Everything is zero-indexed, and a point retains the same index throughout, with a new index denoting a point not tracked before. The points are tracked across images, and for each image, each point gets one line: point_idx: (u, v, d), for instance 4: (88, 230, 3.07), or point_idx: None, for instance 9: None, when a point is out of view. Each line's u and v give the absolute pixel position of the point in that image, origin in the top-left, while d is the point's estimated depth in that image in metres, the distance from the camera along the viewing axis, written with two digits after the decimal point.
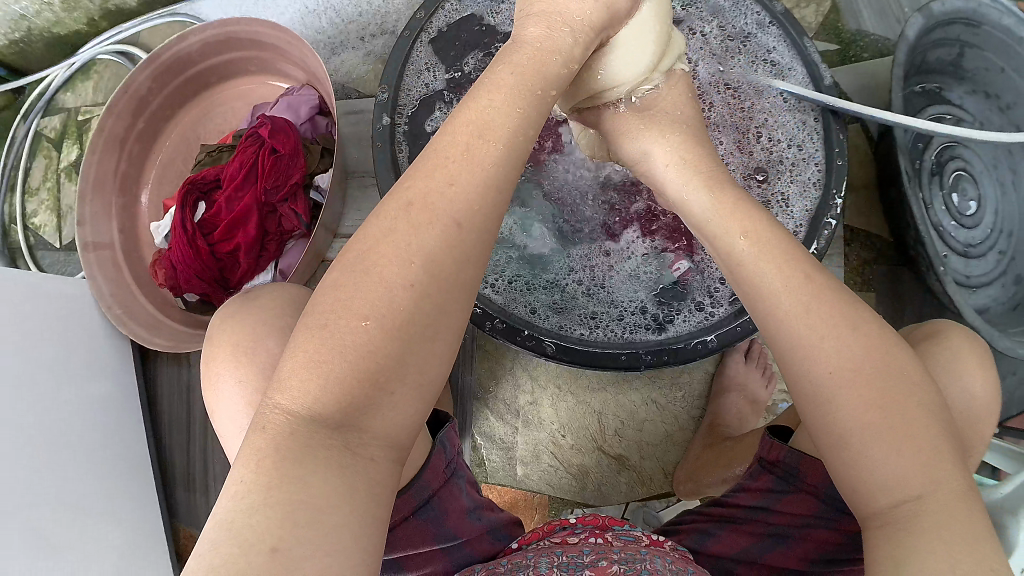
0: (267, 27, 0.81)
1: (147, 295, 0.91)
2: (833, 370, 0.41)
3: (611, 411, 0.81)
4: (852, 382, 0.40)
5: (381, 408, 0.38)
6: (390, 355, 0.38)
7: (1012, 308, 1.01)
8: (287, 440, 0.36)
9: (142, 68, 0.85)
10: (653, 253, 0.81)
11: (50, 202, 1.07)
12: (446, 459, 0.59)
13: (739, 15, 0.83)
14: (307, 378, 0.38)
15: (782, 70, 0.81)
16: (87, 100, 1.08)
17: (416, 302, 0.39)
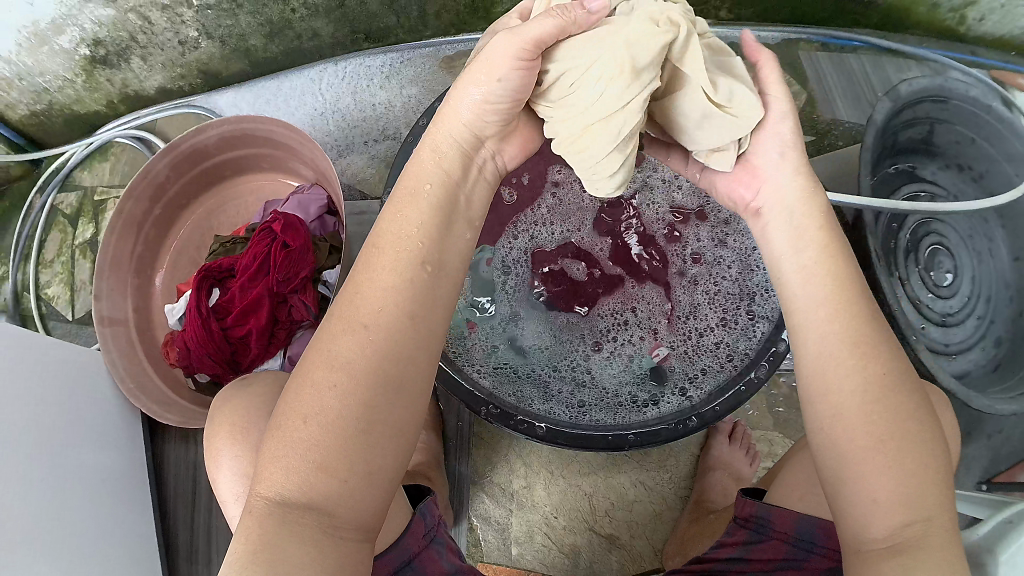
0: (276, 124, 0.88)
1: (158, 371, 0.96)
2: (867, 381, 0.47)
3: (602, 493, 0.85)
4: (873, 400, 0.47)
5: (351, 495, 0.43)
6: (336, 445, 0.43)
7: (994, 369, 1.01)
8: (265, 522, 0.41)
9: (161, 157, 0.91)
10: (634, 340, 0.81)
11: (64, 275, 1.12)
12: (424, 526, 0.64)
13: None
14: (276, 468, 0.43)
15: None
16: (103, 180, 1.14)
17: (344, 398, 0.44)
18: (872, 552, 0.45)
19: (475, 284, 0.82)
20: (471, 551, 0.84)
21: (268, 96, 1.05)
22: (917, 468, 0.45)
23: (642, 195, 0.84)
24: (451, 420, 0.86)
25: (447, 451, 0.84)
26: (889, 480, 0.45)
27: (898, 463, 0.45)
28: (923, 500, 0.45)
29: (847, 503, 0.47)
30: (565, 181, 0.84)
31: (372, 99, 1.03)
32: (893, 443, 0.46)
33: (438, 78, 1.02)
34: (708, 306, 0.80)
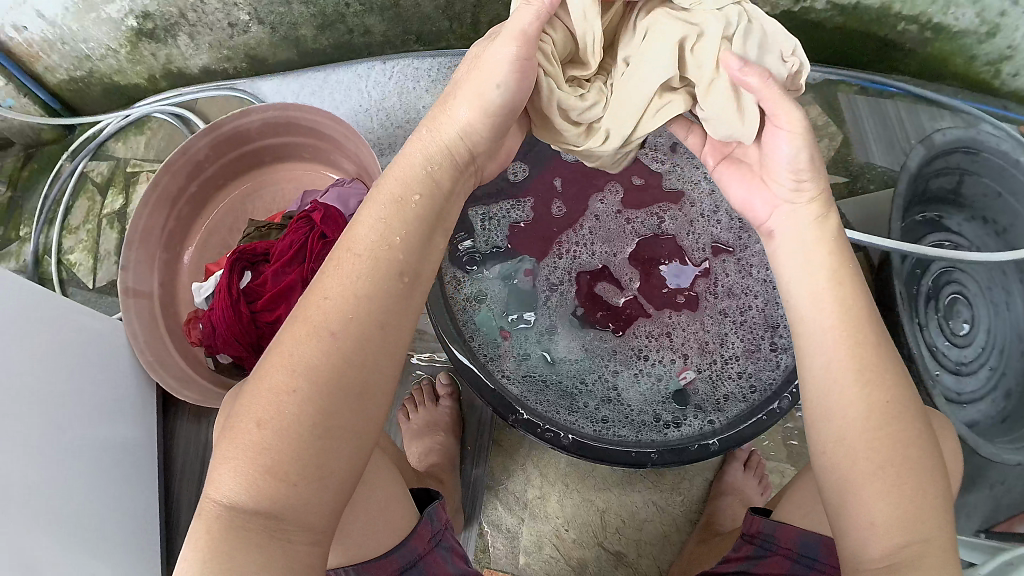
0: (328, 119, 0.89)
1: (178, 347, 0.96)
2: (868, 410, 0.47)
3: (614, 511, 0.85)
4: (874, 428, 0.47)
5: (307, 500, 0.41)
6: (285, 452, 0.41)
7: (1002, 420, 1.03)
8: (218, 527, 0.40)
9: (204, 135, 0.92)
10: (663, 361, 0.81)
11: (88, 243, 1.11)
12: (430, 530, 0.64)
13: None
14: (227, 469, 0.41)
15: None
16: (138, 154, 1.14)
17: (299, 406, 0.41)
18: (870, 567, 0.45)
19: (512, 293, 0.83)
20: (478, 556, 0.84)
21: (314, 88, 1.06)
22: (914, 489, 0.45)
23: (680, 225, 0.85)
24: (471, 426, 0.87)
25: (463, 454, 0.85)
26: (894, 500, 0.45)
27: (902, 482, 0.45)
28: (925, 520, 0.45)
29: (847, 525, 0.47)
30: (610, 205, 0.85)
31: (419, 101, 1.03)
32: (897, 468, 0.46)
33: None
34: (735, 335, 0.81)
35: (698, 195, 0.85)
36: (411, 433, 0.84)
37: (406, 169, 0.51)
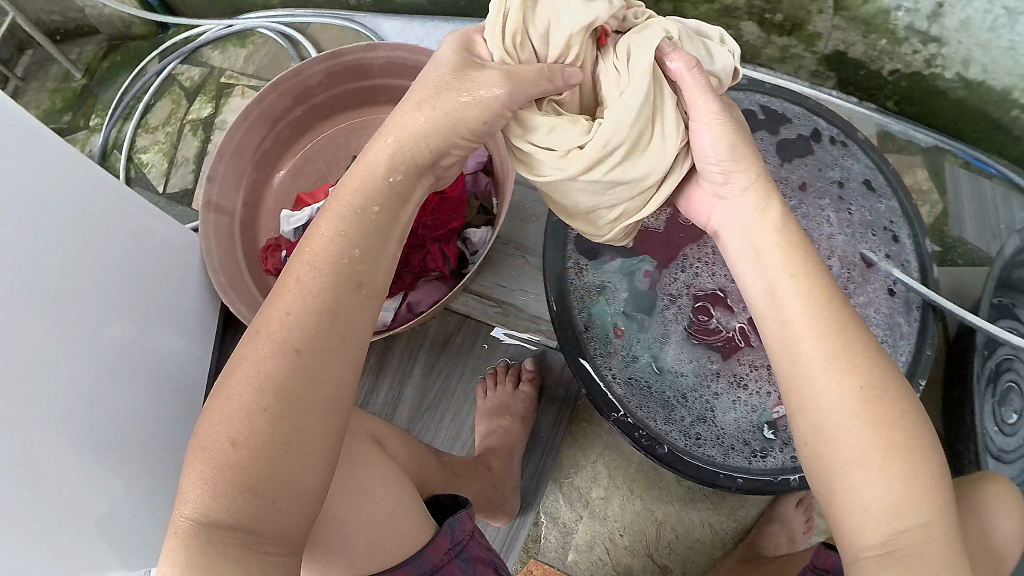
0: None
1: (251, 272, 0.92)
2: (858, 391, 0.43)
3: (671, 524, 0.84)
4: (867, 408, 0.43)
5: (274, 504, 0.41)
6: (252, 466, 0.41)
7: None
8: (193, 542, 0.39)
9: (323, 60, 0.89)
10: (767, 389, 0.76)
11: (165, 147, 1.06)
12: (451, 541, 0.61)
13: (870, 203, 0.88)
14: (199, 485, 0.41)
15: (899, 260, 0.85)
16: (235, 66, 1.08)
17: (265, 422, 0.41)
18: (868, 561, 0.42)
19: (631, 293, 0.80)
20: (528, 545, 0.83)
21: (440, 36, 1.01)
22: (899, 477, 0.42)
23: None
24: (546, 416, 0.84)
25: (534, 440, 0.84)
26: (891, 491, 0.42)
27: (903, 469, 0.42)
28: (909, 509, 0.41)
29: (844, 521, 0.43)
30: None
31: None
32: (889, 457, 0.42)
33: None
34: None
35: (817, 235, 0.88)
36: (484, 410, 0.82)
37: (369, 166, 0.50)
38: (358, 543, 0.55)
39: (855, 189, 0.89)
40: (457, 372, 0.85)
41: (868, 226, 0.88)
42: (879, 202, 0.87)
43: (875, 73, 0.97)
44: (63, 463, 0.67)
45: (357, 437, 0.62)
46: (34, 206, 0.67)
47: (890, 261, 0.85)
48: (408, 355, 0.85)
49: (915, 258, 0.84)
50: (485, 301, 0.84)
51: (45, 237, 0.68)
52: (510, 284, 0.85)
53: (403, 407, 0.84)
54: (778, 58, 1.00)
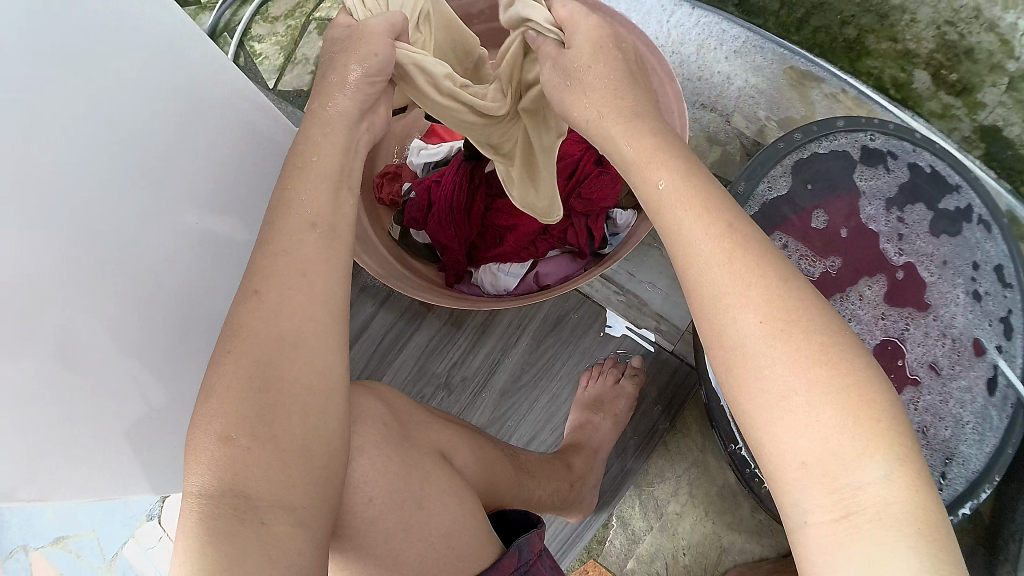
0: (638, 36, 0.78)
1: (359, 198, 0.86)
2: (762, 324, 0.36)
3: (736, 553, 0.81)
4: (778, 339, 0.36)
5: (267, 472, 0.38)
6: (256, 414, 0.39)
7: None
8: (210, 515, 0.37)
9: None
10: None
11: (283, 40, 0.98)
12: (516, 561, 0.58)
13: (993, 289, 0.81)
14: (208, 454, 0.39)
15: (1007, 355, 0.80)
16: None
17: (244, 363, 0.40)
18: (819, 526, 0.34)
19: None
20: (593, 544, 0.82)
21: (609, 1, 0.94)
22: (846, 419, 0.34)
23: (914, 335, 0.84)
24: (641, 420, 0.82)
25: (622, 442, 0.82)
26: (825, 435, 0.34)
27: (848, 412, 0.34)
28: (852, 455, 0.34)
29: (779, 479, 0.35)
30: (871, 294, 0.86)
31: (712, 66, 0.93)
32: (847, 400, 0.34)
33: (777, 82, 0.90)
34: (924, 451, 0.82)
35: (942, 308, 0.84)
36: (579, 401, 0.79)
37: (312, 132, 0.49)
38: (409, 558, 0.53)
39: (986, 276, 0.82)
40: (564, 354, 0.82)
41: (984, 314, 0.82)
42: (1007, 292, 0.80)
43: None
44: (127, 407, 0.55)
45: (423, 450, 0.58)
46: (123, 86, 0.49)
47: (998, 352, 0.81)
48: (518, 324, 0.82)
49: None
50: (610, 286, 0.81)
51: (117, 123, 0.49)
52: (638, 274, 0.81)
53: (500, 377, 0.81)
54: (936, 116, 0.91)
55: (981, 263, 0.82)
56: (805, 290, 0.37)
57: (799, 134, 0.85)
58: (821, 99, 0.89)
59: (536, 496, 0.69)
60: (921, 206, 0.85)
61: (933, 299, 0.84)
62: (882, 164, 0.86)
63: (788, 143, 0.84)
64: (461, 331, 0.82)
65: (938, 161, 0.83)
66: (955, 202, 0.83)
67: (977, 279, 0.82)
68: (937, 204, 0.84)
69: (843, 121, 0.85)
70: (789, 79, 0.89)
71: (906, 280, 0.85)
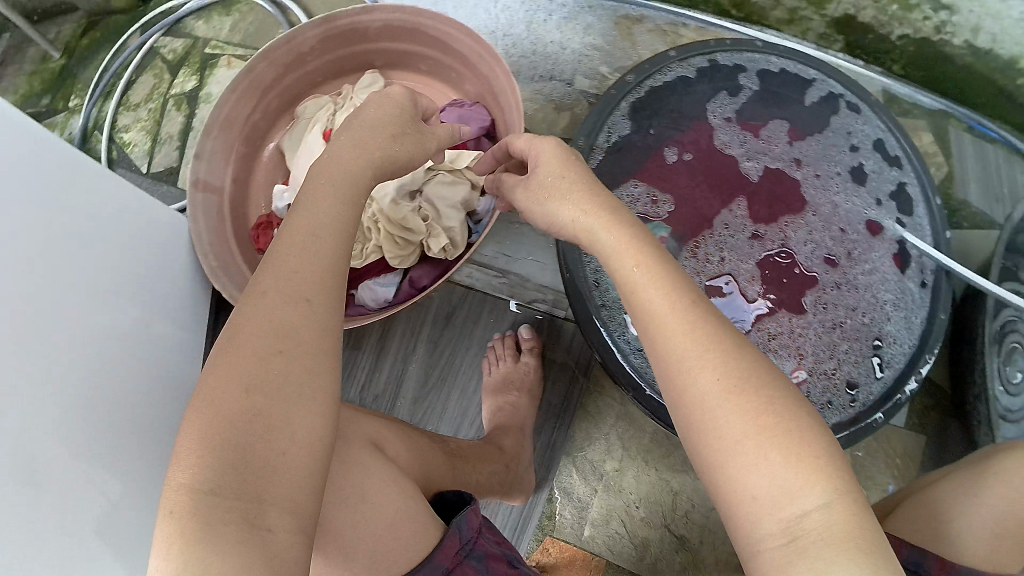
0: (461, 30, 0.78)
1: (244, 256, 0.86)
2: (717, 381, 0.40)
3: (686, 494, 0.83)
4: (730, 396, 0.39)
5: (283, 475, 0.39)
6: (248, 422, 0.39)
7: None
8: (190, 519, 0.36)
9: (314, 24, 0.80)
10: (807, 350, 0.79)
11: (150, 124, 0.99)
12: (459, 541, 0.57)
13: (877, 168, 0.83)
14: (208, 451, 0.38)
15: (915, 222, 0.80)
16: (220, 35, 1.00)
17: None
18: (770, 551, 0.37)
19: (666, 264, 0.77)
20: (543, 523, 0.82)
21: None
22: (788, 455, 0.38)
23: (798, 237, 0.83)
24: (554, 390, 0.82)
25: (542, 416, 0.82)
26: (775, 475, 0.37)
27: (793, 453, 0.38)
28: (796, 486, 0.37)
29: (734, 515, 0.38)
30: (740, 216, 0.83)
31: (548, 35, 0.90)
32: (786, 439, 0.38)
33: (613, 39, 0.90)
34: (849, 343, 0.80)
35: (819, 202, 0.83)
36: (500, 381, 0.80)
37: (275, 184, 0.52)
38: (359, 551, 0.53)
39: (867, 156, 0.82)
40: (463, 346, 0.83)
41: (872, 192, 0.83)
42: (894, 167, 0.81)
43: (884, 37, 0.87)
44: (60, 464, 0.59)
45: (353, 442, 0.58)
46: None
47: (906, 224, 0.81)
48: (412, 330, 0.83)
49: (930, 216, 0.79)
50: (489, 272, 0.82)
51: None
52: (514, 253, 0.82)
53: (408, 385, 0.82)
54: (785, 22, 0.90)
55: (862, 145, 0.83)
56: (758, 359, 0.41)
57: (631, 74, 0.79)
58: (644, 36, 0.90)
59: (476, 480, 0.69)
60: (781, 111, 0.85)
61: (809, 196, 0.84)
62: (736, 88, 0.85)
63: (626, 82, 0.79)
64: (362, 350, 0.84)
65: (788, 61, 0.82)
66: (818, 92, 0.83)
67: (856, 160, 0.83)
68: (802, 103, 0.85)
69: (676, 51, 0.82)
70: (622, 32, 0.90)
71: (778, 179, 0.84)
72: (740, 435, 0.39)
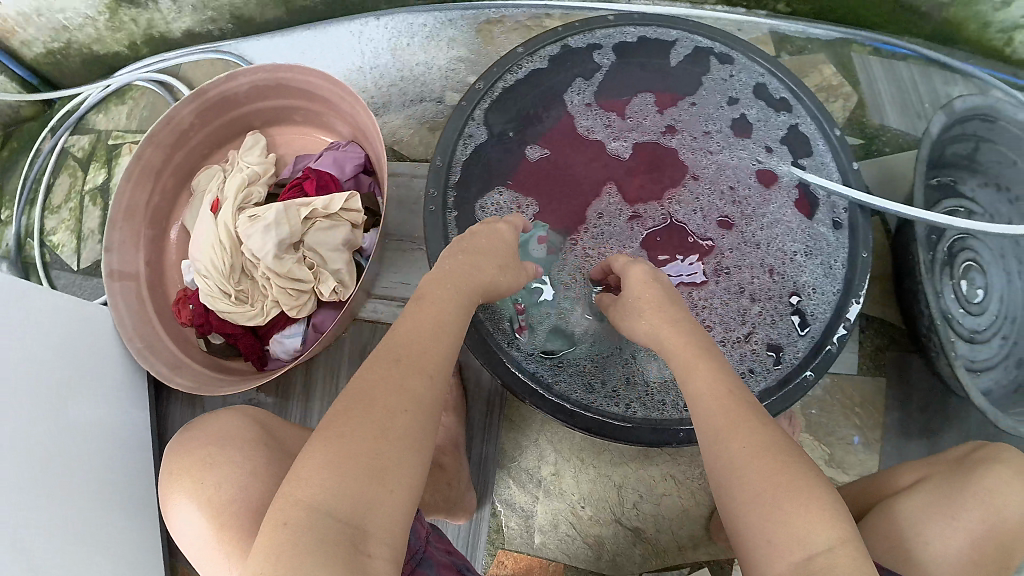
0: (316, 74, 0.78)
1: (170, 332, 0.85)
2: (743, 446, 0.48)
3: (632, 485, 0.82)
4: (758, 456, 0.46)
5: (383, 508, 0.42)
6: (360, 472, 0.42)
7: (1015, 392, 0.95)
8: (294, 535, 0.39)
9: (188, 102, 0.80)
10: (719, 315, 0.80)
11: (72, 223, 1.02)
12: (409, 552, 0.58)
13: (764, 118, 0.83)
14: (313, 476, 0.41)
15: (818, 162, 0.78)
16: (121, 124, 1.01)
17: None
18: None
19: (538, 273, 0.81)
20: (492, 537, 0.82)
21: (304, 44, 0.93)
22: (812, 499, 0.43)
23: (686, 205, 0.84)
24: (479, 408, 0.84)
25: (473, 434, 0.83)
26: (789, 517, 0.43)
27: (810, 502, 0.43)
28: (809, 519, 0.42)
29: (756, 555, 0.44)
30: (614, 201, 0.84)
31: (414, 56, 0.90)
32: (804, 491, 0.43)
33: (477, 47, 0.90)
34: (766, 301, 0.80)
35: (703, 165, 0.84)
36: None
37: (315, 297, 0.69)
38: None
39: (749, 105, 0.83)
40: None
41: (762, 142, 0.83)
42: (780, 113, 0.81)
43: None
44: None
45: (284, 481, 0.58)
46: None
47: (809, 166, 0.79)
48: (332, 373, 0.85)
49: (832, 151, 0.77)
50: (391, 303, 0.84)
51: None
52: (412, 279, 0.85)
53: None
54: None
55: (746, 97, 0.83)
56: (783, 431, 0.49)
57: (478, 82, 0.75)
58: (505, 34, 0.90)
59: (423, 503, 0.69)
60: (654, 82, 0.86)
61: (690, 161, 0.85)
62: (596, 68, 0.83)
63: (474, 91, 0.75)
64: (293, 400, 0.85)
65: (645, 28, 0.78)
66: (683, 51, 0.81)
67: (737, 113, 0.84)
68: (669, 64, 0.83)
69: (520, 48, 0.76)
70: (485, 38, 0.90)
71: (655, 151, 0.85)
72: (766, 482, 0.45)
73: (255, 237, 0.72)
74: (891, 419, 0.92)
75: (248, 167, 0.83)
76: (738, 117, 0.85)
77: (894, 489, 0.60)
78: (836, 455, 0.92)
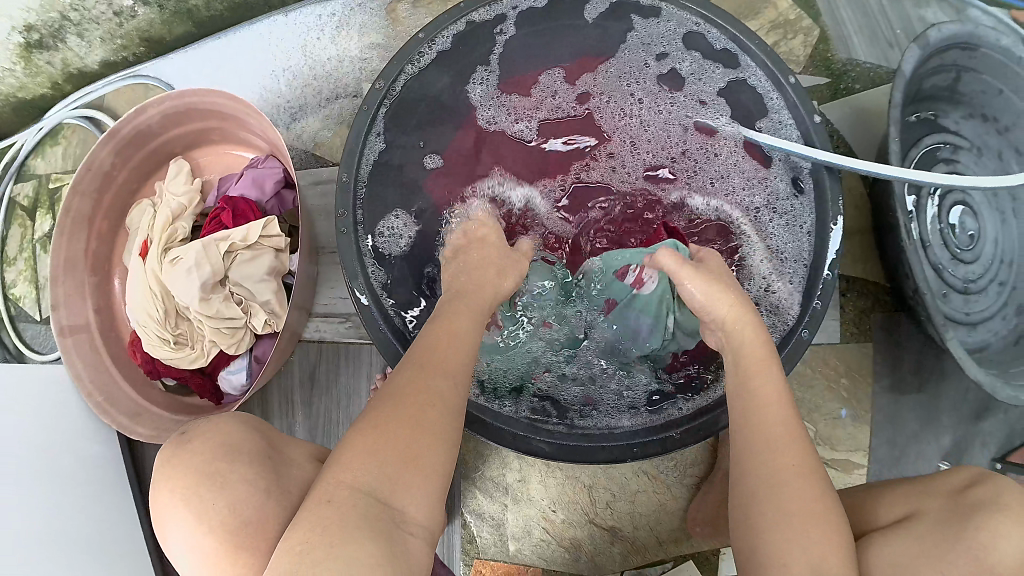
0: (216, 93, 0.75)
1: (127, 376, 0.83)
2: (793, 462, 0.49)
3: (601, 484, 0.79)
4: (791, 462, 0.49)
5: (413, 486, 0.44)
6: (403, 462, 0.45)
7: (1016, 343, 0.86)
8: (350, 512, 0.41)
9: (102, 143, 0.77)
10: None
11: (28, 272, 0.94)
12: None
13: (698, 71, 0.78)
14: (363, 465, 0.44)
15: (774, 120, 0.74)
16: (57, 166, 0.95)
17: None
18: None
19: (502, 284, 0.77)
20: (466, 548, 0.80)
21: (218, 58, 0.90)
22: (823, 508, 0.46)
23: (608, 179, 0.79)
24: None
25: None
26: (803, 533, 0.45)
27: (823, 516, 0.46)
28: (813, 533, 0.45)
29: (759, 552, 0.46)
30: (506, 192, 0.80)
31: (324, 52, 0.87)
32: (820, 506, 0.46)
33: (387, 30, 0.86)
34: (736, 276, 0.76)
35: (628, 134, 0.79)
36: None
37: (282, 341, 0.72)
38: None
39: (678, 59, 0.78)
40: (335, 402, 0.81)
41: (697, 96, 0.78)
42: (719, 67, 0.76)
43: None
44: None
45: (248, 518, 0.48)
46: None
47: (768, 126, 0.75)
48: (285, 399, 0.82)
49: (787, 107, 0.72)
50: (333, 322, 0.82)
51: None
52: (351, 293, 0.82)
53: None
54: None
55: (676, 52, 0.78)
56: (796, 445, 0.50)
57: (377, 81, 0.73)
58: (409, 9, 0.86)
59: None
60: (570, 48, 0.80)
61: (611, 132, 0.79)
62: (497, 41, 0.79)
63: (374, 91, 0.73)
64: None
65: None
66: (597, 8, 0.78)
67: (666, 68, 0.79)
68: (585, 22, 0.79)
69: (420, 31, 0.73)
70: (394, 19, 0.86)
71: (569, 127, 0.80)
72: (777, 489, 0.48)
73: (178, 283, 0.72)
74: (882, 386, 0.87)
75: (172, 199, 0.80)
76: (668, 73, 0.79)
77: (872, 526, 0.54)
78: (822, 430, 0.87)
